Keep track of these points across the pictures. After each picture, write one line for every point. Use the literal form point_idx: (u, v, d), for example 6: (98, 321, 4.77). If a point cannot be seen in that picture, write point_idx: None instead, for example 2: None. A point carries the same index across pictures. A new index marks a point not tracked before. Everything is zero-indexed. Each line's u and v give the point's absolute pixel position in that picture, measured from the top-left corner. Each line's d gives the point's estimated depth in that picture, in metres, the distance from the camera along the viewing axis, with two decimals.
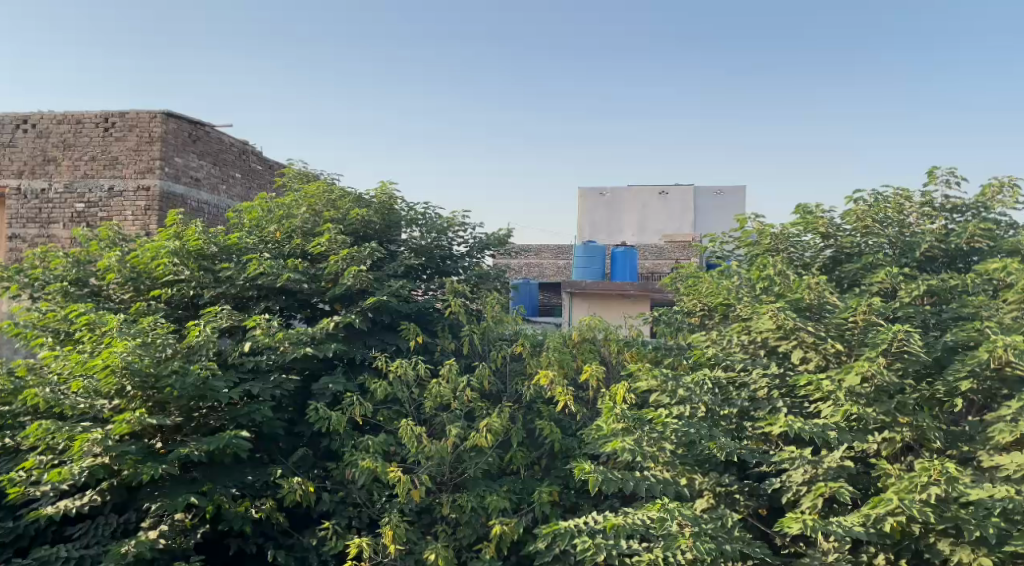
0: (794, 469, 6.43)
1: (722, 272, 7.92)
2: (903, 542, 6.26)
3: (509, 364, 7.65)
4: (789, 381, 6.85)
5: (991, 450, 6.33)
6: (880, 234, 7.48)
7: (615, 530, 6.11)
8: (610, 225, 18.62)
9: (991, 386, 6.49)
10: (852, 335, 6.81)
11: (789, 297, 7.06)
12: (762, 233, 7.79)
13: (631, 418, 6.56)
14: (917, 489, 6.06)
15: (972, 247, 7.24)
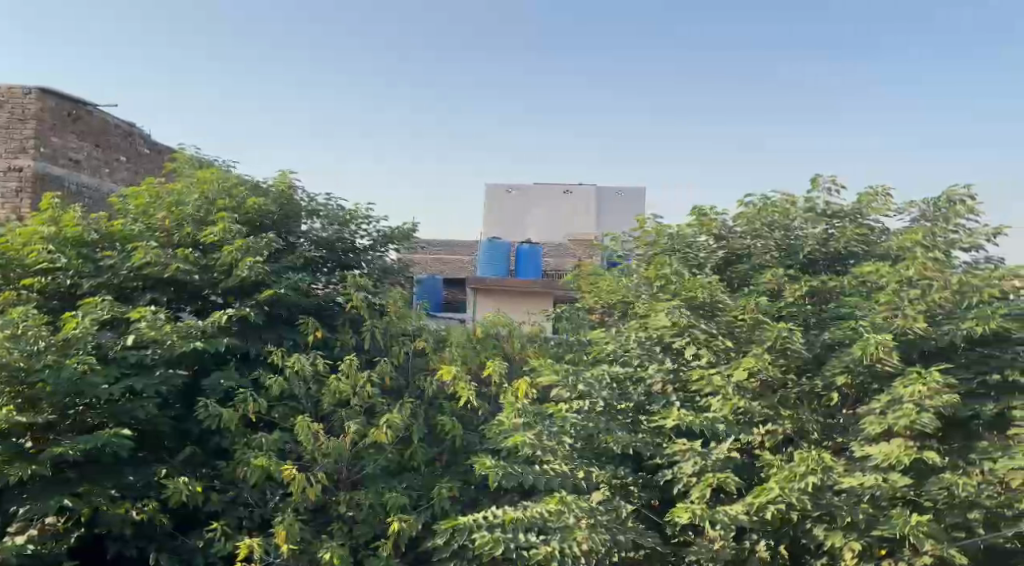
0: (685, 461, 6.74)
1: (620, 272, 8.33)
2: (784, 530, 6.78)
3: (411, 360, 7.94)
4: (682, 376, 7.23)
5: (863, 442, 6.76)
6: (766, 236, 7.93)
7: (514, 523, 6.45)
8: (513, 224, 18.83)
9: (863, 380, 6.95)
10: (741, 332, 7.27)
11: (683, 295, 7.36)
12: (659, 233, 8.20)
13: (531, 414, 6.98)
14: (797, 478, 6.48)
15: (849, 251, 7.72)
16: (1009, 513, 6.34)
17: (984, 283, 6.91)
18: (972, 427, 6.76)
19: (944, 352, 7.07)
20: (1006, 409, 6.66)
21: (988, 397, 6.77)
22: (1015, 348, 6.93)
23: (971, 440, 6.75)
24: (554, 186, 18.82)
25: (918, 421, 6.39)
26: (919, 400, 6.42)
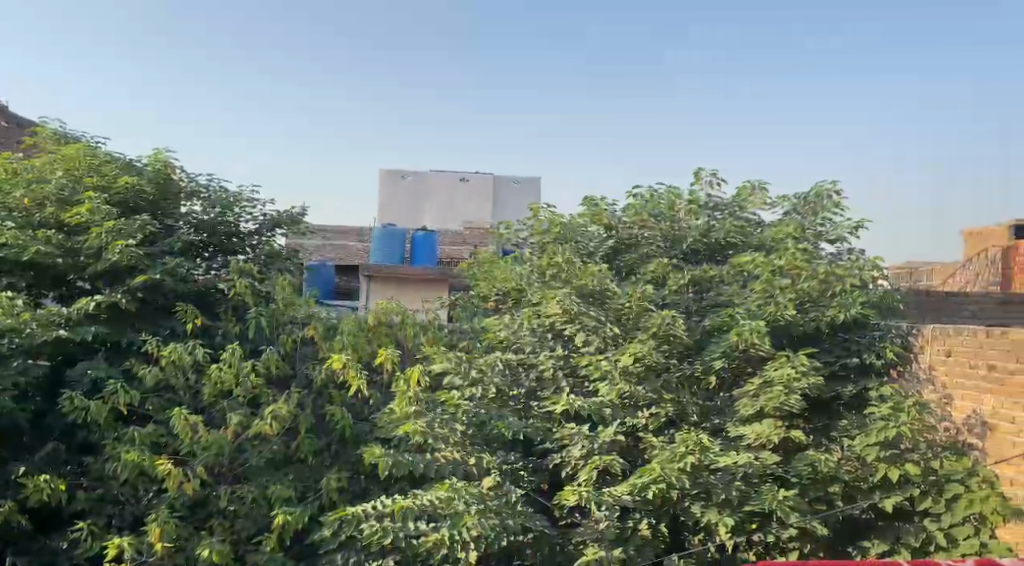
0: (573, 444, 6.68)
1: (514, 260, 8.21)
2: (664, 508, 6.46)
3: (299, 349, 7.53)
4: (572, 361, 7.17)
5: (738, 424, 6.80)
6: (653, 228, 8.12)
7: (403, 512, 6.29)
8: (410, 214, 18.92)
9: (739, 364, 7.11)
10: (628, 320, 7.17)
11: (575, 284, 7.30)
12: (553, 223, 8.15)
13: (424, 402, 6.86)
14: (676, 459, 6.21)
15: (729, 241, 7.95)
16: (865, 484, 6.47)
17: (846, 275, 7.08)
18: (832, 407, 7.08)
19: (814, 337, 7.20)
20: (862, 390, 6.98)
21: (847, 379, 7.09)
22: (876, 332, 7.07)
23: (833, 420, 7.06)
24: (448, 176, 19.00)
25: (786, 402, 6.54)
26: (787, 382, 6.59)
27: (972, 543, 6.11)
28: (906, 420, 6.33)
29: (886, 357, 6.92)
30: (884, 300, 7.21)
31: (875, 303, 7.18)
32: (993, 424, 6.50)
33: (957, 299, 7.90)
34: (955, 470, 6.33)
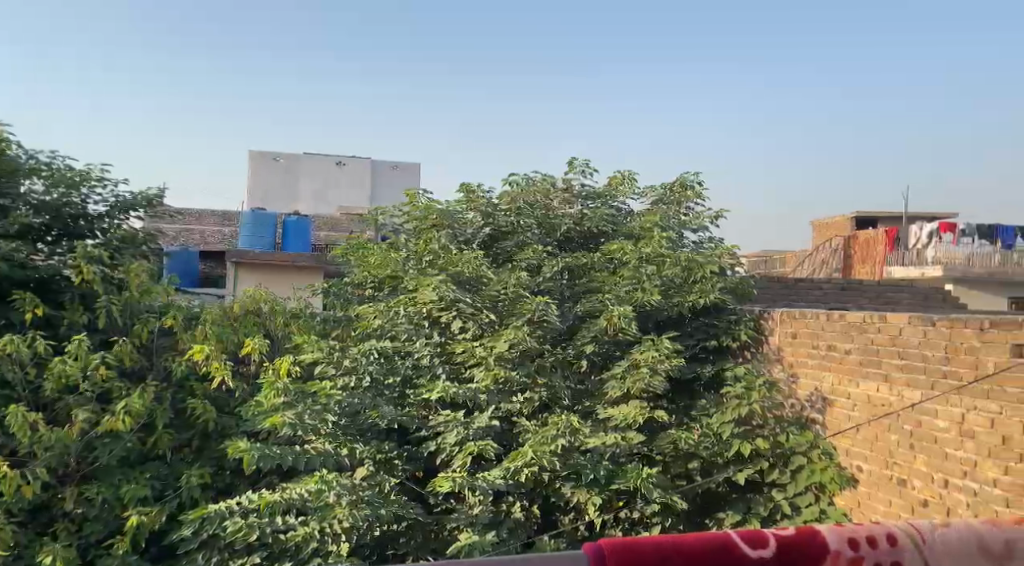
0: (448, 430, 5.98)
1: (388, 245, 7.80)
2: (535, 489, 6.20)
3: (156, 339, 6.59)
4: (448, 348, 6.63)
5: (606, 405, 6.77)
6: (529, 215, 7.94)
7: (270, 506, 5.41)
8: (284, 194, 18.71)
9: (609, 348, 7.05)
10: (504, 306, 6.91)
11: (449, 269, 7.01)
12: (428, 209, 7.82)
13: (293, 392, 5.88)
14: (547, 441, 6.08)
15: (600, 229, 8.08)
16: (720, 459, 6.60)
17: (705, 262, 7.42)
18: (694, 388, 7.23)
19: (673, 320, 7.54)
20: (720, 369, 7.20)
21: (707, 360, 7.41)
22: (733, 315, 7.46)
23: (694, 399, 7.20)
24: (325, 158, 18.93)
25: (650, 383, 6.62)
26: (651, 364, 6.69)
27: (812, 510, 6.38)
28: (756, 398, 6.71)
29: (741, 338, 7.32)
30: (741, 284, 7.59)
31: (733, 288, 7.53)
32: (835, 401, 6.52)
33: (805, 285, 8.48)
34: (798, 443, 6.53)
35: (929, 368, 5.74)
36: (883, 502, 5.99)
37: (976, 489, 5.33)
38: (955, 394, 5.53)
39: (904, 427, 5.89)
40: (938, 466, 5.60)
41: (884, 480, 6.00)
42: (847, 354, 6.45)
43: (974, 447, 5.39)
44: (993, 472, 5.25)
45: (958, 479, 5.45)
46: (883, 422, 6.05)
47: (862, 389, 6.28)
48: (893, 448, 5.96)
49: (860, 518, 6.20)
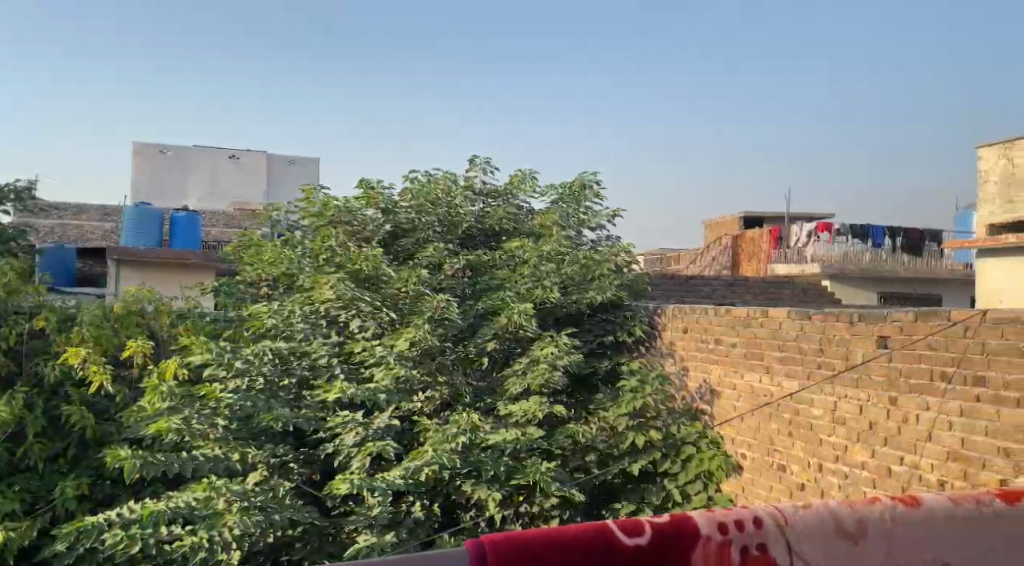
0: (344, 431, 5.87)
1: (284, 241, 7.51)
2: (437, 488, 6.06)
3: (27, 342, 6.27)
4: (346, 347, 6.51)
5: (507, 402, 6.66)
6: (430, 212, 7.74)
7: (154, 516, 5.08)
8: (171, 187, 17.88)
9: (510, 346, 7.01)
10: (405, 304, 6.77)
11: (348, 268, 6.81)
12: (324, 204, 7.61)
13: (178, 396, 5.66)
14: (449, 439, 5.97)
15: (501, 228, 8.02)
16: (615, 451, 6.64)
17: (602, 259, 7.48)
18: (592, 382, 7.24)
19: (572, 317, 7.52)
20: (616, 364, 7.31)
21: (605, 356, 7.46)
22: (628, 311, 7.52)
23: (592, 394, 7.19)
24: (218, 152, 18.26)
25: (550, 378, 6.60)
26: (551, 359, 6.68)
27: (701, 498, 6.50)
28: (650, 391, 6.80)
29: (635, 334, 7.40)
30: (635, 282, 7.67)
31: (628, 285, 7.61)
32: (722, 392, 6.63)
33: (696, 281, 8.65)
34: (688, 433, 6.68)
35: (806, 360, 5.81)
36: (765, 487, 6.13)
37: (846, 472, 5.39)
38: (828, 384, 5.58)
39: (783, 415, 5.98)
40: (813, 451, 5.68)
41: (766, 466, 6.11)
42: (732, 347, 6.55)
43: (844, 433, 5.43)
44: (861, 457, 5.28)
45: (830, 463, 5.52)
46: (765, 411, 6.16)
47: (746, 380, 6.41)
48: (773, 436, 6.06)
49: (746, 503, 6.34)
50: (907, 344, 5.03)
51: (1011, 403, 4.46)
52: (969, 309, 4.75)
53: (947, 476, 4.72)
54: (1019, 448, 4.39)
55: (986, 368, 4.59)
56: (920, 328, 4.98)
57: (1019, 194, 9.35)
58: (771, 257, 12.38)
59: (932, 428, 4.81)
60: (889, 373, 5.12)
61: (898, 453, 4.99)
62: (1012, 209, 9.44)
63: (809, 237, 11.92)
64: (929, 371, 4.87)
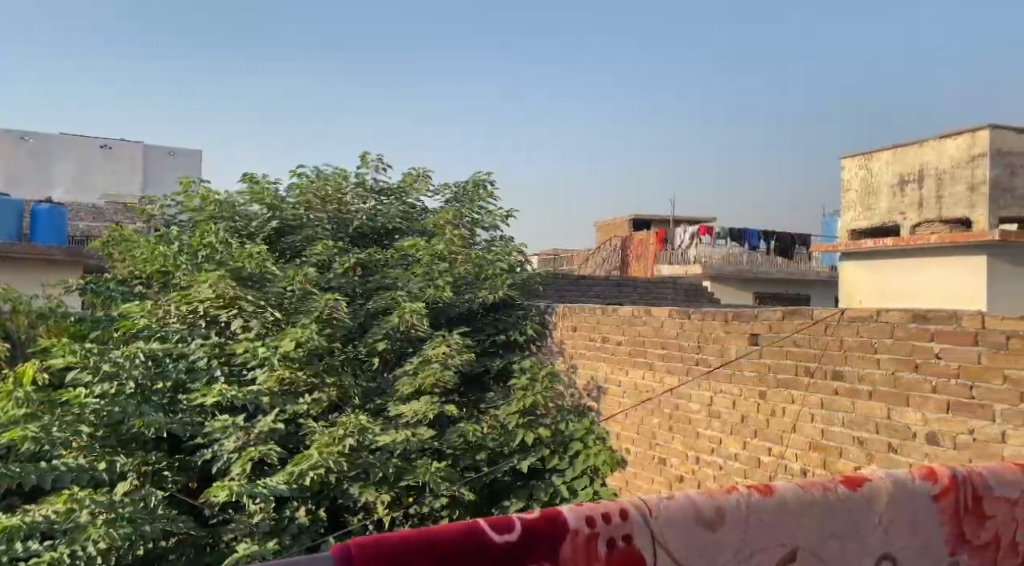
0: (226, 437, 5.70)
1: (160, 237, 7.25)
2: (322, 492, 5.90)
3: None
4: (226, 349, 6.32)
5: (397, 402, 6.57)
6: (319, 210, 7.63)
7: (6, 532, 4.67)
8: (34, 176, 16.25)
9: (401, 346, 6.89)
10: (291, 302, 6.65)
11: (229, 266, 6.66)
12: (207, 198, 7.40)
13: (37, 402, 5.38)
14: (335, 442, 5.83)
15: (394, 226, 7.86)
16: (506, 450, 6.57)
17: (495, 258, 7.48)
18: (484, 380, 7.19)
19: (465, 316, 7.41)
20: (508, 363, 7.19)
21: (497, 353, 7.38)
22: (521, 310, 7.49)
23: (484, 393, 7.15)
24: (89, 140, 16.81)
25: (442, 377, 6.52)
26: (443, 359, 6.62)
27: (587, 493, 6.47)
28: (541, 390, 6.83)
29: (528, 333, 7.31)
30: (528, 281, 7.67)
31: (520, 284, 7.60)
32: (609, 389, 6.69)
33: (586, 281, 8.68)
34: (576, 429, 6.66)
35: (686, 357, 5.93)
36: (647, 481, 6.21)
37: (721, 463, 5.51)
38: (706, 379, 5.68)
39: (664, 410, 6.06)
40: (692, 444, 5.79)
41: (649, 460, 6.20)
42: (618, 345, 6.61)
43: (718, 426, 5.56)
44: (734, 448, 5.40)
45: (707, 455, 5.64)
46: (647, 407, 6.24)
47: (630, 378, 6.48)
48: (654, 430, 6.14)
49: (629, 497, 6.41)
50: (776, 341, 5.14)
51: (864, 396, 4.53)
52: (829, 308, 4.78)
53: (809, 465, 4.82)
54: (871, 437, 4.48)
55: (843, 363, 4.67)
56: (785, 327, 5.09)
57: (877, 202, 10.35)
58: (657, 260, 12.56)
59: (797, 419, 4.92)
60: (760, 368, 5.24)
61: (768, 445, 5.12)
62: (871, 216, 10.44)
63: (692, 239, 12.13)
64: (793, 366, 4.98)
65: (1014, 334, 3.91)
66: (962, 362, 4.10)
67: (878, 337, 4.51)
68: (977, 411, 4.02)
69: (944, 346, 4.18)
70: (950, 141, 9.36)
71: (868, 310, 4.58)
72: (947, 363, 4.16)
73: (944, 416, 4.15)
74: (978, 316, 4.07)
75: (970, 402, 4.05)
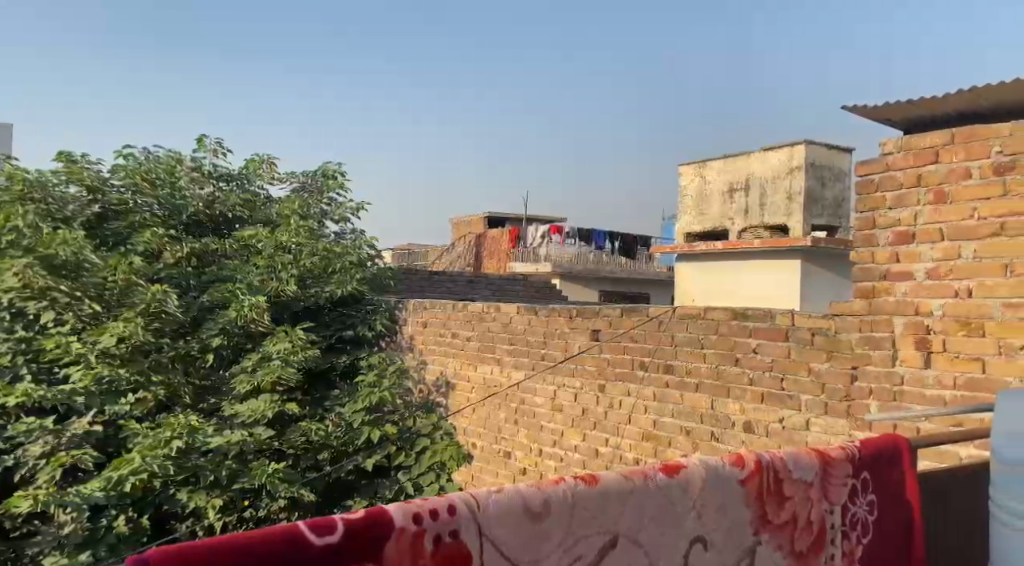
0: (30, 441, 5.19)
1: None
2: (145, 497, 5.34)
3: None
4: (33, 346, 5.73)
5: (233, 401, 6.10)
6: (149, 194, 6.70)
7: None
8: None
9: (238, 341, 6.37)
10: (113, 294, 6.04)
11: (37, 252, 5.84)
12: (12, 176, 6.25)
13: None
14: (161, 445, 5.25)
15: (231, 215, 7.20)
16: (351, 448, 6.41)
17: (342, 253, 7.05)
18: (329, 377, 6.88)
19: (310, 310, 7.15)
20: (355, 360, 7.00)
21: (343, 350, 7.10)
22: (370, 306, 7.26)
23: (328, 390, 6.84)
24: None
25: (282, 375, 6.07)
26: (283, 355, 6.17)
27: (433, 489, 6.55)
28: (388, 386, 6.62)
29: (377, 328, 7.13)
30: (378, 276, 7.48)
31: (370, 279, 7.36)
32: (457, 384, 6.73)
33: (437, 278, 8.73)
34: (424, 426, 6.74)
35: (532, 352, 6.03)
36: (490, 473, 6.37)
37: (563, 455, 5.71)
38: (549, 374, 5.84)
39: (511, 405, 6.18)
40: (535, 436, 5.95)
41: (494, 454, 6.33)
42: (467, 341, 6.64)
43: (561, 418, 5.73)
44: (575, 440, 5.60)
45: (549, 448, 5.82)
46: (493, 401, 6.36)
47: (479, 373, 6.54)
48: (501, 424, 6.26)
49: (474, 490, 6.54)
50: (616, 336, 5.32)
51: (692, 388, 4.78)
52: (662, 305, 4.97)
53: (642, 454, 5.07)
54: (697, 427, 4.75)
55: (674, 357, 4.89)
56: (625, 323, 5.23)
57: (709, 208, 10.79)
58: (509, 257, 12.73)
59: (633, 411, 5.14)
60: (600, 363, 5.42)
61: (605, 436, 5.34)
62: (704, 221, 10.86)
63: (544, 238, 12.42)
64: (631, 360, 5.17)
65: (818, 331, 4.15)
66: (774, 357, 4.37)
67: (703, 333, 4.73)
68: (787, 401, 4.31)
69: (760, 341, 4.44)
70: (773, 153, 10.00)
71: (694, 307, 4.78)
72: (762, 357, 4.42)
73: (758, 406, 4.43)
74: (789, 315, 4.31)
75: (781, 392, 4.33)
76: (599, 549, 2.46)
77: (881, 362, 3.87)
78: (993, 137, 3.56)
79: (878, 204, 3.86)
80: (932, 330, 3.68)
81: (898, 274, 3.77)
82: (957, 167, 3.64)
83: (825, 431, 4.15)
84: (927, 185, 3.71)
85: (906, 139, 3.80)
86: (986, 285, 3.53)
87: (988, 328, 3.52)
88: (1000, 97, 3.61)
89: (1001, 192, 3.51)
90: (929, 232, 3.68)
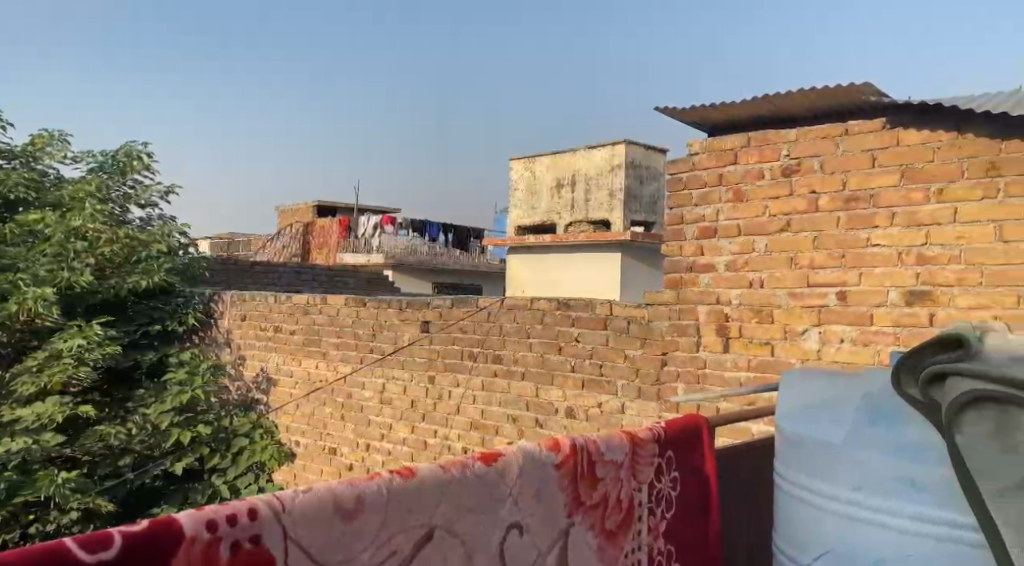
0: None
1: None
2: None
3: None
4: None
5: (16, 404, 5.50)
6: None
7: None
8: None
9: (21, 338, 5.72)
10: None
11: None
12: None
13: None
14: None
15: (16, 197, 6.27)
16: (159, 451, 5.99)
17: (150, 241, 6.50)
18: (133, 376, 6.25)
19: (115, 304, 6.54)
20: (161, 357, 6.40)
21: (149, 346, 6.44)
22: (179, 299, 6.75)
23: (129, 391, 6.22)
24: None
25: (75, 375, 5.57)
26: (77, 353, 5.62)
27: (252, 490, 6.24)
28: (200, 384, 6.23)
29: (189, 322, 6.74)
30: (191, 265, 6.91)
31: (181, 269, 6.79)
32: (281, 379, 6.45)
33: (260, 271, 8.36)
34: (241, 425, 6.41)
35: (359, 345, 5.80)
36: (315, 471, 6.12)
37: (390, 449, 5.51)
38: (378, 366, 5.62)
39: (337, 400, 5.93)
40: (362, 431, 5.73)
41: (318, 451, 6.08)
42: (291, 335, 6.35)
43: (388, 412, 5.53)
44: (404, 433, 5.42)
45: (377, 442, 5.61)
46: (321, 397, 6.08)
47: (302, 366, 6.27)
48: (326, 420, 6.01)
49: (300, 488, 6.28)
50: (445, 328, 5.15)
51: (517, 376, 4.67)
52: (491, 295, 4.83)
53: (470, 444, 4.93)
54: (523, 414, 4.64)
55: (501, 347, 4.76)
56: (454, 314, 5.06)
57: (538, 202, 10.76)
58: (339, 248, 12.38)
59: (461, 402, 5.00)
60: (430, 355, 5.24)
61: (434, 427, 5.18)
62: (534, 214, 10.82)
63: (376, 229, 12.28)
64: (460, 351, 5.02)
65: (633, 320, 4.11)
66: (595, 345, 4.30)
67: (527, 323, 4.64)
68: (604, 386, 4.26)
69: (581, 331, 4.37)
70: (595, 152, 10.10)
71: (520, 298, 4.66)
72: (584, 344, 4.35)
73: (580, 392, 4.37)
74: (608, 303, 4.24)
75: (599, 378, 4.28)
76: (416, 542, 2.17)
77: (688, 347, 3.81)
78: (782, 141, 3.57)
79: (684, 201, 3.82)
80: (730, 318, 3.67)
81: (702, 266, 3.74)
82: (751, 168, 3.64)
83: (638, 415, 4.10)
84: (726, 185, 3.70)
85: (710, 140, 3.77)
86: (775, 277, 3.54)
87: (776, 316, 3.54)
88: (768, 108, 3.56)
89: (789, 193, 3.53)
90: (728, 228, 3.68)
